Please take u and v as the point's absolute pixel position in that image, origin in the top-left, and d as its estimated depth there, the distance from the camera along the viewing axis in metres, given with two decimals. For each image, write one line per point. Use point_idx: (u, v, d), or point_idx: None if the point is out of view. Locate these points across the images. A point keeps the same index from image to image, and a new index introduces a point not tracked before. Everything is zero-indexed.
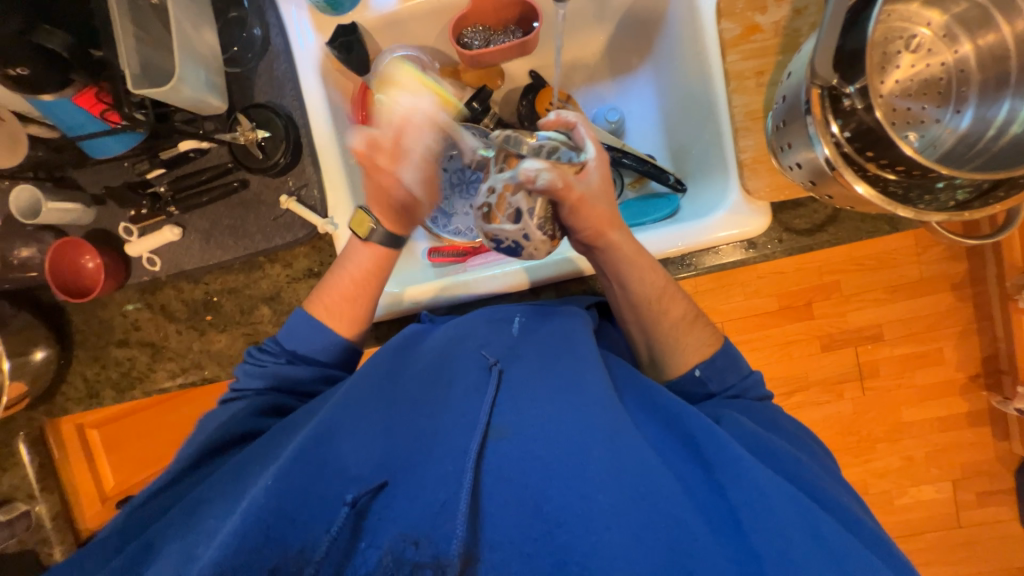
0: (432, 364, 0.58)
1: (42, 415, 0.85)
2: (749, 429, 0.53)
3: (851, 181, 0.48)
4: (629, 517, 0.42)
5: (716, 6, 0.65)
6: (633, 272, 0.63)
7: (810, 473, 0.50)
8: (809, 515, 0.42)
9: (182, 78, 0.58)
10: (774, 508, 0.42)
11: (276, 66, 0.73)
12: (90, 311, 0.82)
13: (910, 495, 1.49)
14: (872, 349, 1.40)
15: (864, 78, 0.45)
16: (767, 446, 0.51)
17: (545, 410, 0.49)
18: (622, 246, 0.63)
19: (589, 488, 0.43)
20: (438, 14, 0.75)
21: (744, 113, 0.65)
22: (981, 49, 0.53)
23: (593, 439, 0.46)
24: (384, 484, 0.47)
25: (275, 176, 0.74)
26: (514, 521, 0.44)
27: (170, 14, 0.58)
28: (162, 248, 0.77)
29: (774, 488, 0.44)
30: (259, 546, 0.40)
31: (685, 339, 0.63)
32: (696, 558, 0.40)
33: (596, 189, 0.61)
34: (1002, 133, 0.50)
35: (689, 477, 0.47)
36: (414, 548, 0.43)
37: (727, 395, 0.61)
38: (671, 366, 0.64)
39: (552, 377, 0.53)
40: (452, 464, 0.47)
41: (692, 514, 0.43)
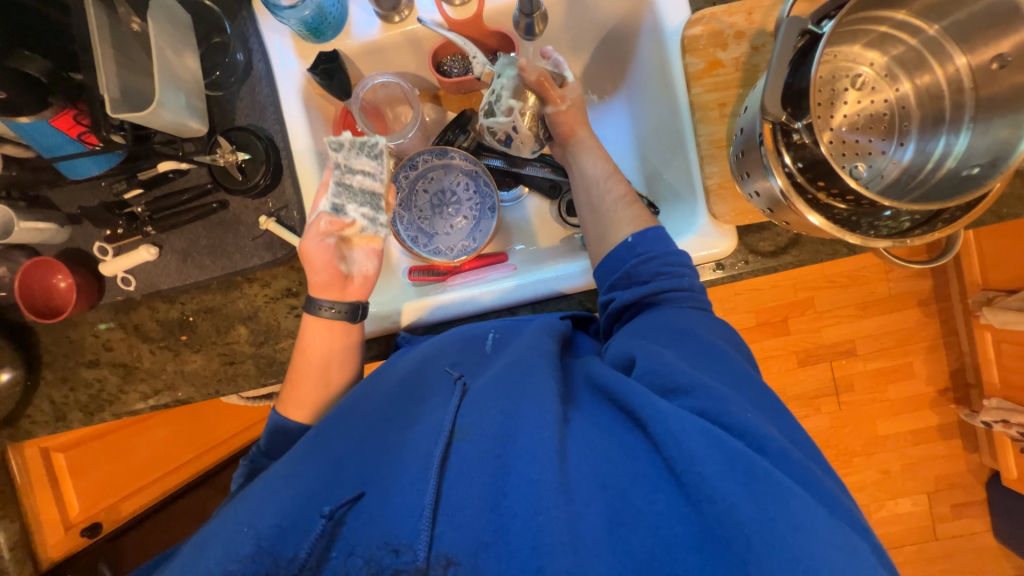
0: (401, 378, 0.59)
1: (5, 440, 0.82)
2: (660, 358, 0.52)
3: (803, 209, 0.51)
4: (577, 494, 0.43)
5: (681, 42, 0.69)
6: (589, 159, 0.77)
7: (750, 409, 0.47)
8: (731, 452, 0.42)
9: (162, 104, 0.59)
10: (717, 471, 0.41)
11: (257, 91, 0.74)
12: (60, 332, 0.80)
13: (886, 506, 1.59)
14: (845, 364, 1.58)
15: (809, 115, 0.48)
16: (667, 366, 0.51)
17: (494, 407, 0.50)
18: (590, 159, 0.76)
19: (535, 470, 0.43)
20: (419, 43, 0.78)
21: (709, 141, 0.69)
22: (918, 88, 0.57)
23: (540, 426, 0.47)
24: (361, 494, 0.48)
25: (254, 198, 0.74)
26: (474, 514, 0.43)
27: (152, 40, 0.59)
28: (138, 268, 0.77)
29: (714, 450, 0.42)
30: (250, 557, 0.43)
31: (623, 212, 0.70)
32: (637, 527, 0.41)
33: (575, 99, 0.79)
34: (939, 166, 0.54)
35: (627, 441, 0.47)
36: (394, 556, 0.43)
37: (643, 262, 0.63)
38: (608, 237, 0.69)
39: (506, 375, 0.54)
40: (417, 465, 0.48)
41: (631, 484, 0.43)
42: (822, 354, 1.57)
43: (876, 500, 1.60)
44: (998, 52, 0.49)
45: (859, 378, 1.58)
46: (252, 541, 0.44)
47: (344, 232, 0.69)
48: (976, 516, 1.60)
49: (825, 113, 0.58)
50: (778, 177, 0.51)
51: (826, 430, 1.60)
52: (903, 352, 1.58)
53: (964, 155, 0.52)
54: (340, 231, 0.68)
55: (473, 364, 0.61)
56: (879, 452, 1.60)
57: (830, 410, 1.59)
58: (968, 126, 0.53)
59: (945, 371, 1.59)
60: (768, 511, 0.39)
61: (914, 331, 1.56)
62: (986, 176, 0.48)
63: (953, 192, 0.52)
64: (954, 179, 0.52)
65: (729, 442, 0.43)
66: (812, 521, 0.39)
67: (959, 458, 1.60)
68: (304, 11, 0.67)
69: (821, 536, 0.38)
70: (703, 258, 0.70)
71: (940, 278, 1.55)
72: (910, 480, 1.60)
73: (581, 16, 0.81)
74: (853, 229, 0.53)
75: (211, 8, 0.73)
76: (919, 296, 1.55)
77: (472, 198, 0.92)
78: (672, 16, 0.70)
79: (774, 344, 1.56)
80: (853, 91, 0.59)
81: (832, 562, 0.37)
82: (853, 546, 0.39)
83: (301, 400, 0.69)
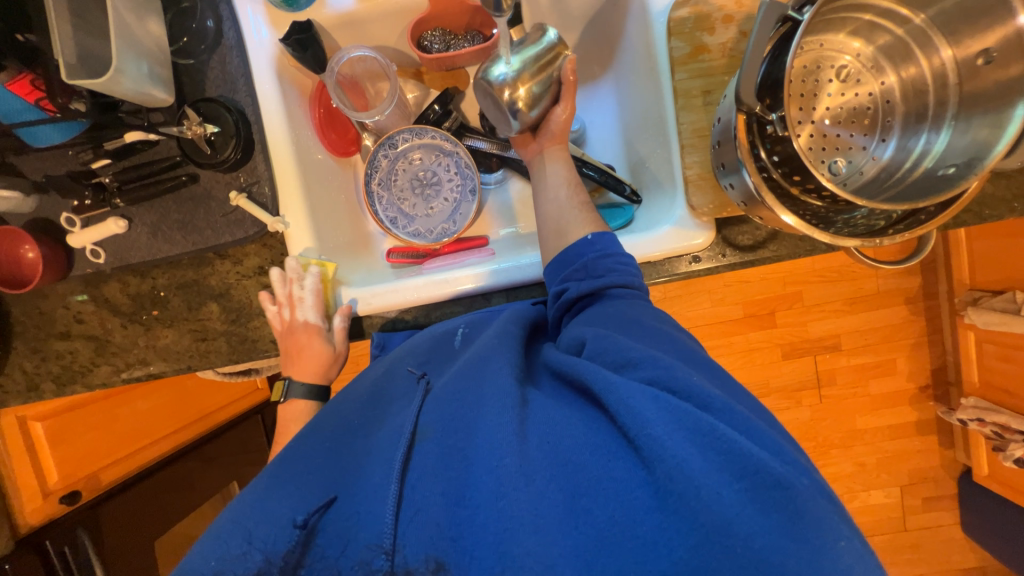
0: (371, 386, 0.61)
1: None
2: (612, 340, 0.50)
3: (772, 205, 0.50)
4: (537, 476, 0.40)
5: (666, 24, 0.66)
6: (561, 162, 0.73)
7: (703, 379, 0.45)
8: (682, 414, 0.39)
9: (122, 71, 0.57)
10: (666, 431, 0.38)
11: (229, 61, 0.72)
12: (30, 302, 0.79)
13: (859, 497, 1.63)
14: (829, 359, 1.59)
15: (783, 108, 0.46)
16: (619, 346, 0.49)
17: (454, 403, 0.49)
18: (562, 162, 0.73)
19: (491, 456, 0.42)
20: (398, 16, 0.75)
21: (690, 130, 0.67)
22: (904, 81, 0.55)
23: (494, 411, 0.45)
24: (333, 499, 0.46)
25: (225, 172, 0.72)
26: (438, 508, 0.41)
27: (109, 2, 0.56)
28: (108, 240, 0.75)
29: (662, 412, 0.39)
30: (241, 556, 0.43)
31: (583, 214, 0.69)
32: (597, 498, 0.38)
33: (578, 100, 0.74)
34: (917, 165, 0.53)
35: (586, 415, 0.45)
36: (387, 558, 0.41)
37: (599, 257, 0.62)
38: (562, 238, 0.67)
39: (464, 369, 0.54)
40: (382, 467, 0.46)
41: (587, 455, 0.40)
42: (807, 348, 1.58)
43: (850, 492, 1.63)
44: (984, 47, 0.48)
45: (841, 372, 1.60)
46: (238, 545, 0.43)
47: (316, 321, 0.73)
48: (946, 510, 1.64)
49: (806, 104, 0.56)
50: (751, 171, 0.49)
51: (806, 423, 1.62)
52: (887, 348, 1.58)
53: (941, 154, 0.51)
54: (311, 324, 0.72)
55: (436, 365, 0.62)
56: (857, 445, 1.62)
57: (811, 403, 1.61)
58: (948, 122, 0.51)
59: (927, 368, 1.60)
60: (721, 468, 0.37)
61: (900, 328, 1.57)
62: (964, 174, 0.47)
63: (928, 191, 0.50)
64: (930, 179, 0.51)
65: (674, 401, 0.40)
66: (755, 464, 0.36)
67: (934, 453, 1.63)
68: None
69: (773, 480, 0.36)
70: (681, 250, 0.69)
71: (930, 276, 1.54)
72: (884, 473, 1.63)
73: None
74: (827, 228, 0.51)
75: None
76: (907, 293, 1.55)
77: (453, 180, 0.90)
78: None
79: (760, 337, 1.57)
80: (836, 82, 0.57)
81: (797, 514, 0.36)
82: (805, 504, 0.36)
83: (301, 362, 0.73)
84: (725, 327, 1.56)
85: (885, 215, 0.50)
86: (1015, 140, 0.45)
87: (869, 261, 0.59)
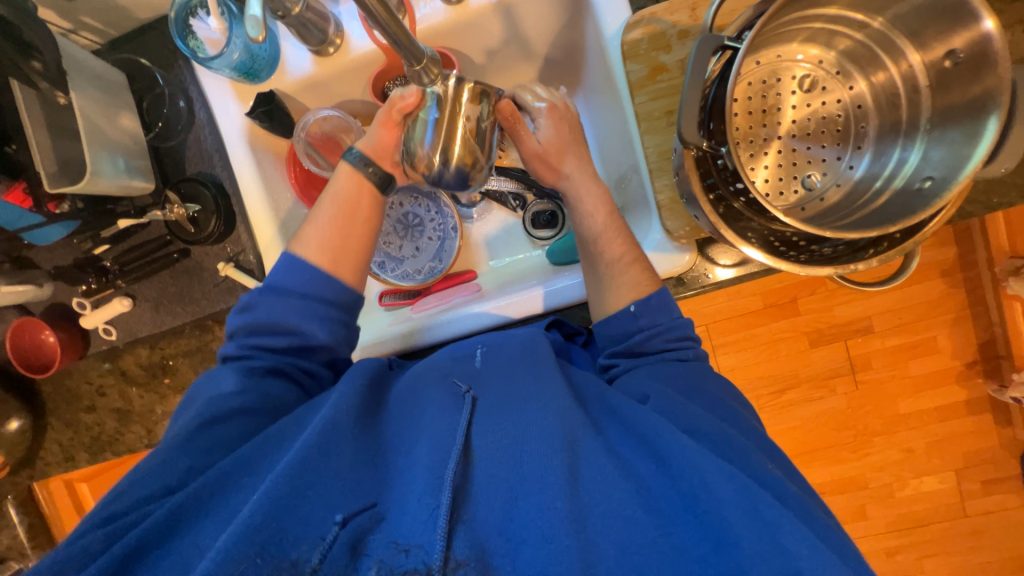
0: (404, 392, 0.62)
1: (27, 479, 0.89)
2: (677, 406, 0.55)
3: (733, 238, 0.51)
4: (590, 523, 0.45)
5: (620, 48, 0.64)
6: (582, 212, 0.70)
7: (755, 453, 0.52)
8: (747, 494, 0.45)
9: (97, 173, 0.61)
10: (738, 515, 0.44)
11: (204, 139, 0.75)
12: (58, 381, 0.86)
13: (911, 486, 1.49)
14: (862, 342, 1.47)
15: (728, 142, 0.46)
16: (686, 415, 0.54)
17: (507, 432, 0.51)
18: (587, 214, 0.69)
19: (549, 498, 0.46)
20: (357, 72, 0.75)
21: (657, 153, 0.65)
22: (874, 86, 0.55)
23: (557, 452, 0.49)
24: (373, 505, 0.48)
25: (212, 245, 0.76)
26: (496, 526, 0.46)
27: (78, 109, 0.60)
28: (117, 318, 0.80)
29: (734, 496, 0.45)
30: (255, 555, 0.41)
31: (620, 277, 0.65)
32: (649, 557, 0.43)
33: (549, 138, 0.71)
34: (889, 184, 0.53)
35: (643, 475, 0.50)
36: (404, 556, 0.43)
37: (648, 338, 0.62)
38: (608, 303, 0.65)
39: (519, 390, 0.56)
40: (428, 477, 0.48)
41: (641, 513, 0.46)
42: (837, 333, 1.47)
43: (899, 480, 1.50)
44: (949, 49, 0.47)
45: (877, 356, 1.47)
46: (273, 532, 0.43)
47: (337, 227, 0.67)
48: (1013, 492, 1.48)
49: (769, 120, 0.56)
50: (706, 208, 0.51)
51: (843, 411, 1.49)
52: (925, 325, 1.45)
53: (913, 170, 0.51)
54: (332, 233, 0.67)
55: (477, 376, 0.60)
56: (900, 430, 1.49)
57: (846, 390, 1.49)
58: (921, 135, 0.52)
59: (974, 342, 1.44)
60: (772, 547, 0.42)
61: (937, 302, 1.43)
62: (940, 190, 0.46)
63: (901, 210, 0.50)
64: (906, 193, 0.50)
65: (742, 479, 0.46)
66: (798, 551, 0.41)
67: (990, 433, 1.47)
68: (231, 57, 0.66)
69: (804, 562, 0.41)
70: (663, 275, 0.67)
71: (966, 244, 1.39)
72: (937, 457, 1.49)
73: (520, 26, 0.75)
74: (793, 252, 0.52)
75: (144, 63, 0.73)
76: (942, 265, 1.41)
77: (435, 219, 0.91)
78: (610, 18, 0.66)
79: (784, 327, 1.47)
80: (799, 93, 0.56)
81: None
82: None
83: (320, 242, 0.66)
84: (746, 319, 1.47)
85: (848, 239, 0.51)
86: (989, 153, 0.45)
87: (842, 282, 0.59)
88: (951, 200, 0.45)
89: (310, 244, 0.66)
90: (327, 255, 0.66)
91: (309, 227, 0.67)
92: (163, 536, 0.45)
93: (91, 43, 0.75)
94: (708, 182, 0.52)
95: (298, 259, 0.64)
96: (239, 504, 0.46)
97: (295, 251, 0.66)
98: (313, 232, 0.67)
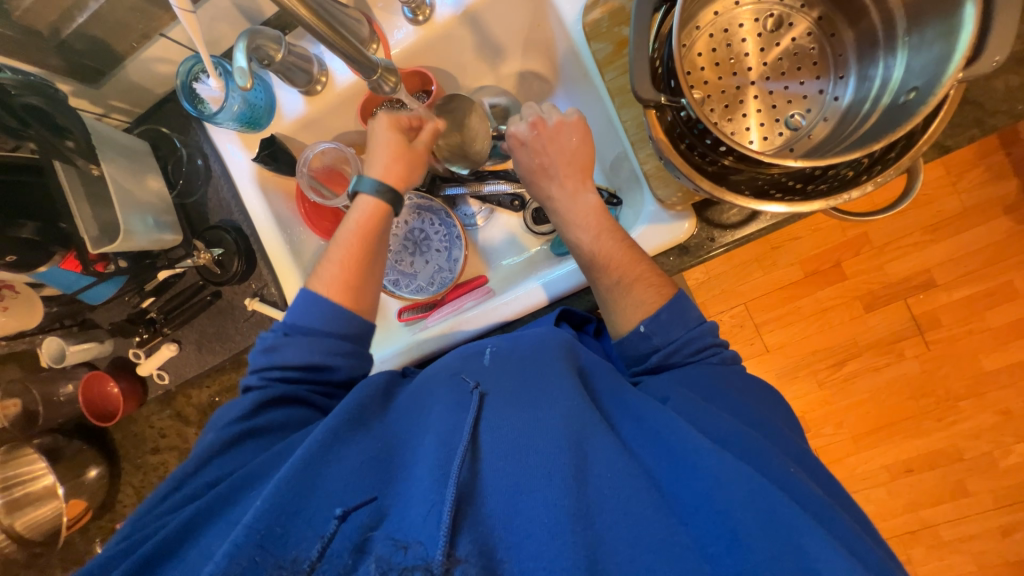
0: (412, 393, 0.64)
1: (109, 523, 0.97)
2: (699, 409, 0.53)
3: (716, 189, 0.50)
4: (597, 519, 0.44)
5: (583, 31, 0.66)
6: (575, 232, 0.69)
7: (777, 456, 0.49)
8: (765, 494, 0.43)
9: (131, 229, 0.69)
10: (739, 507, 0.43)
11: (221, 189, 0.83)
12: (126, 428, 0.94)
13: (1015, 452, 1.32)
14: (925, 298, 1.33)
15: (686, 94, 0.45)
16: (713, 423, 0.51)
17: (514, 424, 0.52)
18: (581, 239, 0.68)
19: (555, 494, 0.45)
20: (346, 104, 0.81)
21: (635, 125, 0.65)
22: (842, 7, 0.53)
23: (561, 449, 0.48)
24: (373, 499, 0.50)
25: (239, 283, 0.82)
26: (502, 510, 0.46)
27: (110, 175, 0.68)
28: (167, 363, 0.87)
29: (747, 496, 0.43)
30: (255, 555, 0.44)
31: (626, 299, 0.63)
32: (659, 553, 0.42)
33: (538, 150, 0.72)
34: (875, 107, 0.49)
35: (651, 469, 0.49)
36: (403, 552, 0.43)
37: (664, 358, 0.60)
38: (615, 320, 0.65)
39: (526, 390, 0.56)
40: (433, 475, 0.48)
41: (654, 508, 0.45)
42: (893, 293, 1.35)
43: (999, 447, 1.33)
44: None
45: (946, 311, 1.33)
46: (275, 530, 0.46)
47: (357, 258, 0.69)
48: None
49: (738, 68, 0.55)
50: (681, 162, 0.50)
51: (916, 378, 1.36)
52: (996, 270, 1.30)
53: (899, 83, 0.47)
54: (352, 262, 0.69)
55: (485, 371, 0.61)
56: (989, 390, 1.33)
57: (916, 353, 1.35)
58: (901, 45, 0.48)
59: None
60: (783, 547, 0.40)
61: (1004, 243, 1.29)
62: (923, 98, 0.43)
63: (884, 126, 0.46)
64: (892, 110, 0.47)
65: (755, 474, 0.45)
66: (818, 553, 0.39)
67: None
68: (232, 110, 0.73)
69: (815, 564, 0.39)
70: (666, 245, 0.66)
71: None
72: None
73: (489, 32, 0.78)
74: (790, 194, 0.51)
75: (165, 130, 0.82)
76: (1002, 201, 1.28)
77: (440, 231, 0.93)
78: (570, 4, 0.67)
79: (829, 294, 1.37)
80: (764, 34, 0.54)
81: None
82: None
83: (340, 280, 0.68)
84: (786, 291, 1.38)
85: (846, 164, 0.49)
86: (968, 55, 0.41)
87: (840, 216, 0.57)
88: (940, 102, 0.42)
89: (331, 283, 0.68)
90: (347, 293, 0.68)
91: (329, 267, 0.70)
92: (172, 549, 0.49)
93: (121, 123, 0.85)
94: (684, 143, 0.51)
95: (318, 296, 0.67)
96: (242, 513, 0.50)
97: (314, 289, 0.68)
98: (332, 269, 0.69)
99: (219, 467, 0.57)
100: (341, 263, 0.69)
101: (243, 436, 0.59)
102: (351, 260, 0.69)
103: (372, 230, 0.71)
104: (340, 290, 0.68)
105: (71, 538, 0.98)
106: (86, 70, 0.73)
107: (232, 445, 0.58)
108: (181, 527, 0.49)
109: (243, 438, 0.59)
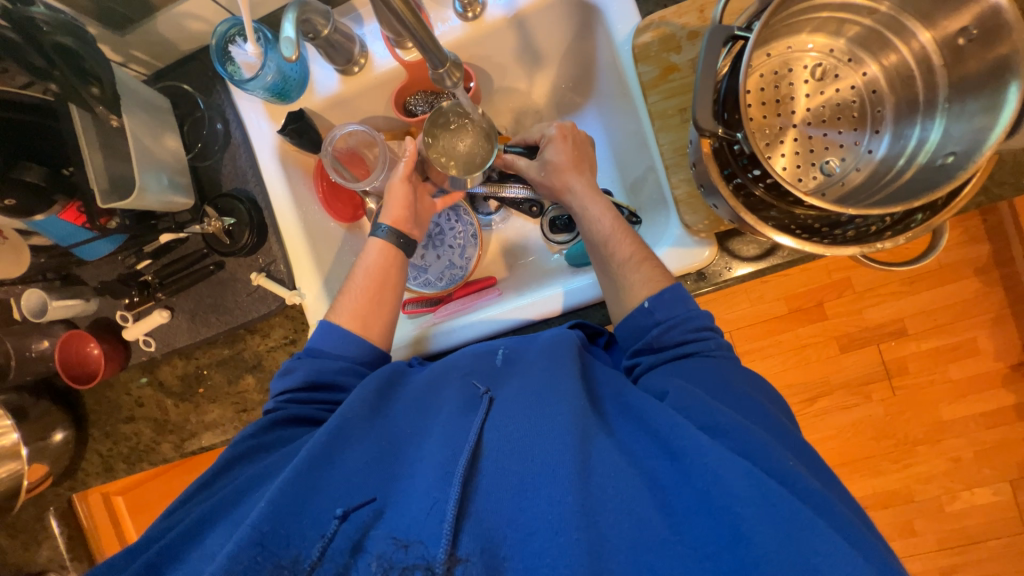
0: (419, 388, 0.62)
1: (68, 491, 0.91)
2: (695, 399, 0.52)
3: (756, 223, 0.51)
4: (599, 517, 0.44)
5: (632, 51, 0.67)
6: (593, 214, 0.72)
7: (778, 449, 0.47)
8: (761, 488, 0.42)
9: (145, 188, 0.66)
10: (735, 501, 0.42)
11: (238, 157, 0.80)
12: (100, 393, 0.89)
13: (962, 499, 1.40)
14: (897, 346, 1.41)
15: (744, 129, 0.47)
16: (706, 411, 0.50)
17: (519, 425, 0.51)
18: (601, 218, 0.71)
19: (557, 493, 0.45)
20: (381, 89, 0.80)
21: (672, 150, 0.67)
22: (886, 69, 0.57)
23: (563, 446, 0.48)
24: (373, 500, 0.49)
25: (246, 256, 0.79)
26: (506, 511, 0.46)
27: (130, 130, 0.65)
28: (156, 330, 0.83)
29: (747, 492, 0.42)
30: (256, 552, 0.43)
31: (633, 275, 0.66)
32: (660, 555, 0.42)
33: (573, 141, 0.77)
34: (911, 162, 0.54)
35: (651, 467, 0.48)
36: (404, 551, 0.44)
37: (665, 331, 0.61)
38: (624, 300, 0.66)
39: (530, 389, 0.55)
40: (437, 473, 0.49)
41: (653, 511, 0.45)
42: (869, 337, 1.41)
43: (949, 492, 1.40)
44: (962, 26, 0.49)
45: (915, 360, 1.41)
46: (271, 522, 0.44)
47: (371, 293, 0.72)
48: None
49: (783, 109, 0.58)
50: (726, 194, 0.52)
51: (881, 420, 1.43)
52: (963, 326, 1.38)
53: (935, 146, 0.52)
54: (365, 296, 0.71)
55: (495, 375, 0.61)
56: (945, 438, 1.41)
57: (883, 397, 1.42)
58: (940, 111, 0.53)
59: (1017, 343, 1.37)
60: (783, 545, 0.39)
61: (974, 302, 1.37)
62: (962, 164, 0.47)
63: (913, 194, 0.50)
64: (928, 170, 0.51)
65: (754, 470, 0.44)
66: (816, 551, 0.39)
67: None
68: (265, 79, 0.71)
69: (815, 566, 0.38)
70: (686, 269, 0.67)
71: (999, 240, 1.34)
72: (988, 467, 1.40)
73: (534, 38, 0.79)
74: (818, 236, 0.53)
75: (187, 89, 0.79)
76: (976, 263, 1.36)
77: (455, 227, 0.93)
78: (621, 24, 0.68)
79: (811, 331, 1.42)
80: (811, 82, 0.58)
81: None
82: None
83: (352, 309, 0.70)
84: (772, 324, 1.43)
85: (878, 218, 0.52)
86: (1011, 125, 0.45)
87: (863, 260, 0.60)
88: (977, 170, 0.46)
89: (345, 312, 0.70)
90: (360, 321, 0.70)
91: (343, 297, 0.72)
92: (182, 545, 0.48)
93: (139, 75, 0.81)
94: (727, 172, 0.53)
95: (331, 326, 0.69)
96: (246, 512, 0.48)
97: (331, 318, 0.71)
98: (344, 302, 0.72)
99: (232, 477, 0.57)
100: (357, 300, 0.71)
101: (254, 448, 0.59)
102: (365, 296, 0.71)
103: (383, 262, 0.74)
104: (356, 321, 0.70)
105: (24, 502, 0.92)
106: (114, 15, 0.70)
107: (243, 458, 0.58)
108: (184, 532, 0.49)
109: (251, 449, 0.59)
